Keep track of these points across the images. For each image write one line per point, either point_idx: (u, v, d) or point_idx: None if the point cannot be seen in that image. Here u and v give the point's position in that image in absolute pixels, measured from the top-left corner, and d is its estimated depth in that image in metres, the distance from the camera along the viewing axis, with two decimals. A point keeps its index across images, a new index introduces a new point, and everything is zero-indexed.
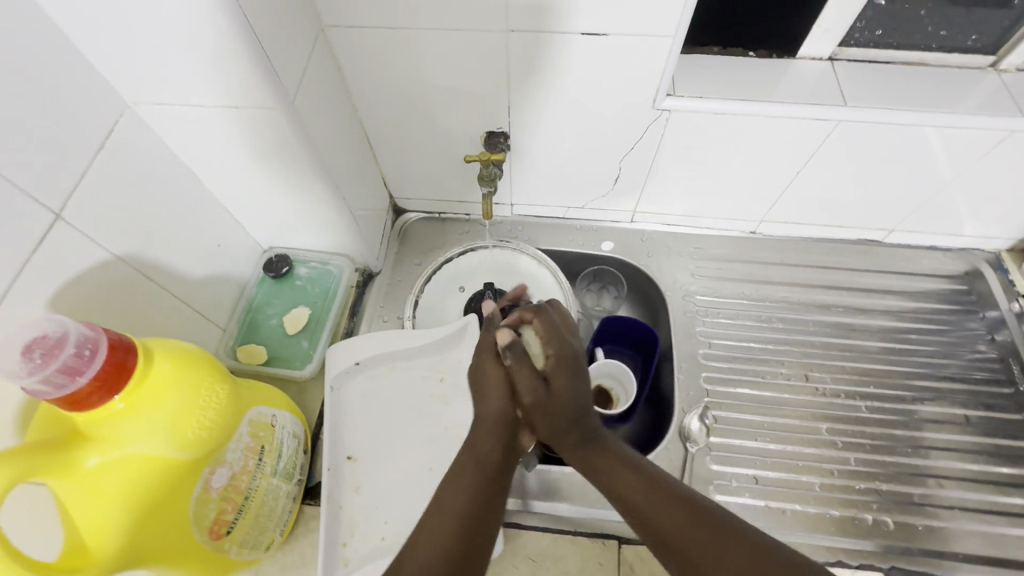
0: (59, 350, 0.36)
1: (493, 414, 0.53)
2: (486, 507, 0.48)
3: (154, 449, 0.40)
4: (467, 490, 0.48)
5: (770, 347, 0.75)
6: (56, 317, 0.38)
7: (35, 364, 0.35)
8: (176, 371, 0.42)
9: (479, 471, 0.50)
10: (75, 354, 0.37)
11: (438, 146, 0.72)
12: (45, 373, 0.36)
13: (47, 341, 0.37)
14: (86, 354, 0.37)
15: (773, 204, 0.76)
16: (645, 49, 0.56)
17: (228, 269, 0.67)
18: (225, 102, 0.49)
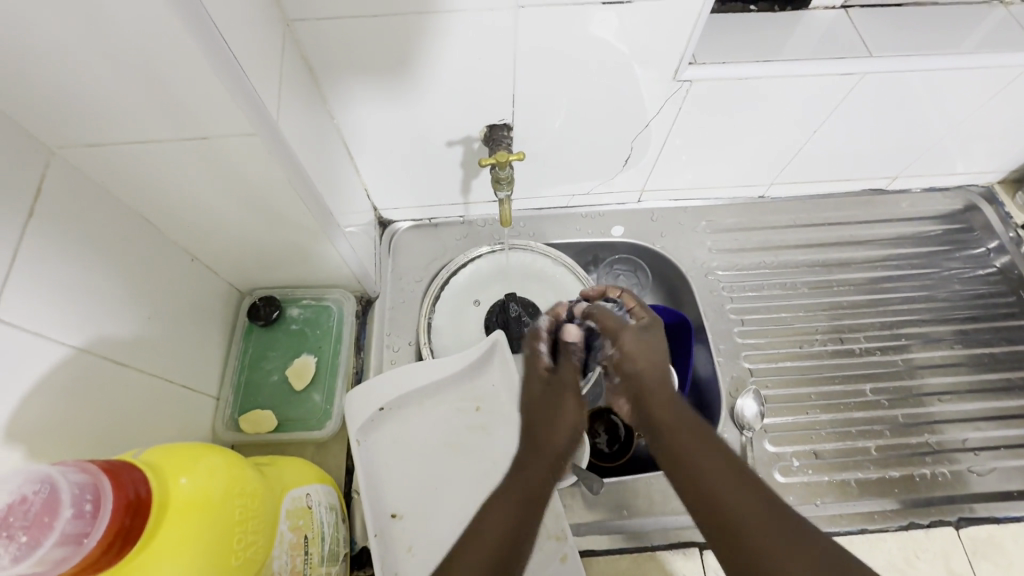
0: (49, 517, 0.26)
1: (547, 457, 0.47)
2: (524, 532, 0.42)
3: None
4: (508, 506, 0.43)
5: (803, 314, 0.73)
6: (15, 468, 0.27)
7: (23, 545, 0.26)
8: (202, 504, 0.33)
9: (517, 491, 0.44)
10: (78, 513, 0.27)
11: (432, 148, 0.63)
12: (43, 550, 0.26)
13: (26, 506, 0.26)
14: (91, 508, 0.28)
15: (786, 166, 0.73)
16: (670, 12, 0.49)
17: (205, 326, 0.56)
18: (186, 134, 0.39)
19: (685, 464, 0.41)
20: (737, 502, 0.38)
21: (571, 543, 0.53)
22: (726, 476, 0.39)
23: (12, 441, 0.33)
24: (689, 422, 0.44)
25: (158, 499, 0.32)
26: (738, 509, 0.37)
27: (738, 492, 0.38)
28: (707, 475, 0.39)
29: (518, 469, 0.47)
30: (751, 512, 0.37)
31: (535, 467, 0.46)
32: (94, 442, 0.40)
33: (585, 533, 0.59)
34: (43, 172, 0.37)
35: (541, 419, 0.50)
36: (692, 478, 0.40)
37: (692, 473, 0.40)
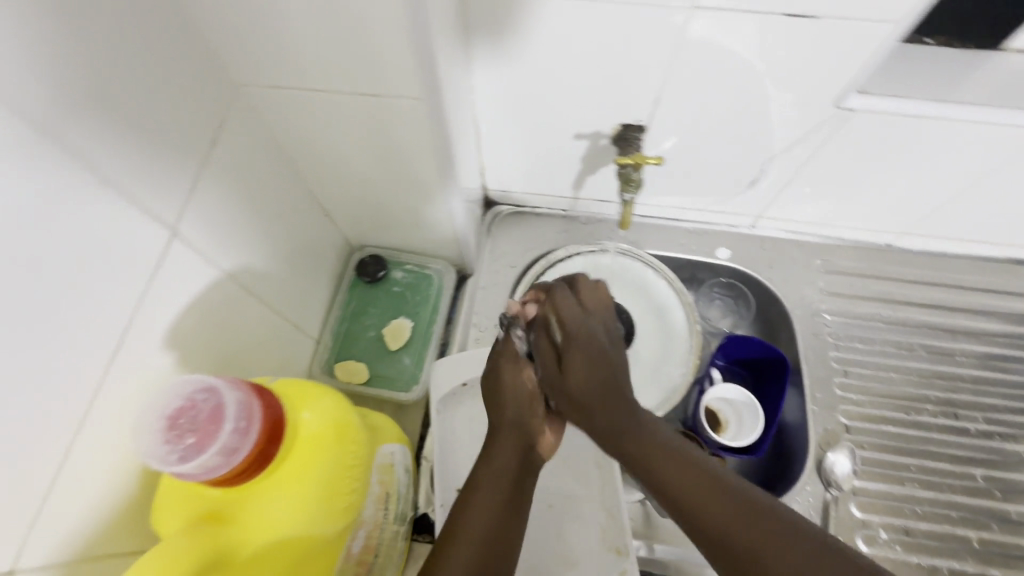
0: (214, 425, 0.29)
1: (522, 447, 0.45)
2: (510, 528, 0.42)
3: (309, 524, 0.33)
4: (488, 510, 0.42)
5: (914, 378, 0.68)
6: (191, 375, 0.30)
7: (188, 446, 0.28)
8: (319, 440, 0.35)
9: (499, 486, 0.43)
10: (234, 428, 0.29)
11: (559, 138, 0.62)
12: (201, 456, 0.28)
13: (196, 411, 0.29)
14: (244, 427, 0.30)
15: (927, 217, 0.67)
16: (857, 37, 0.46)
17: (318, 272, 0.58)
18: (358, 89, 0.40)
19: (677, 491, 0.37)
20: (726, 520, 0.35)
21: (631, 560, 0.51)
22: (713, 488, 0.36)
23: (170, 344, 0.36)
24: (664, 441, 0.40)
25: (288, 430, 0.34)
26: (735, 519, 0.35)
27: (734, 507, 0.35)
28: (719, 513, 0.35)
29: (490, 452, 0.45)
30: (745, 526, 0.34)
31: (504, 454, 0.44)
32: (224, 360, 0.43)
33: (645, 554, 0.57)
34: (228, 106, 0.40)
35: (515, 395, 0.46)
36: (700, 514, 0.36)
37: (682, 495, 0.37)
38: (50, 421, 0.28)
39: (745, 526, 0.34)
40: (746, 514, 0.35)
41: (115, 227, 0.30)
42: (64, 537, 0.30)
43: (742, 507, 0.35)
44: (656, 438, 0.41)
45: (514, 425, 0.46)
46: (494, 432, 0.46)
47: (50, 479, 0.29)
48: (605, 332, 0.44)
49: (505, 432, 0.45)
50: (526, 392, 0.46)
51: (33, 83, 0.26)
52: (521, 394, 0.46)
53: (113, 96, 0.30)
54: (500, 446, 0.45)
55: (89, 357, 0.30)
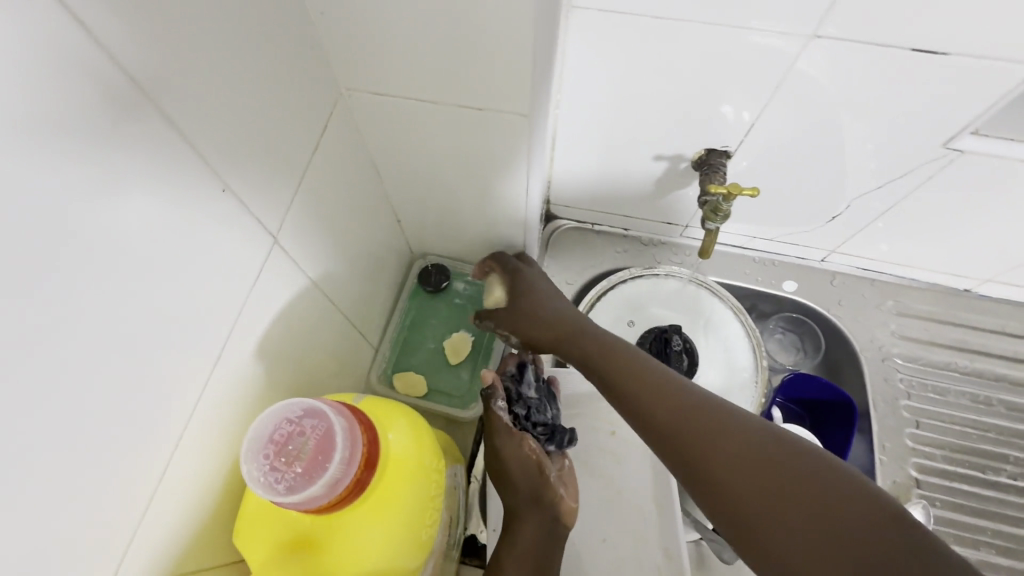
0: (323, 456, 0.31)
1: (543, 525, 0.45)
2: None
3: (397, 553, 0.33)
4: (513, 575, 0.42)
5: (991, 436, 0.64)
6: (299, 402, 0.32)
7: (299, 475, 0.30)
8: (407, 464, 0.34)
9: (520, 559, 0.43)
10: (343, 461, 0.30)
11: (637, 158, 0.60)
12: (309, 485, 0.29)
13: (307, 441, 0.31)
14: (351, 459, 0.31)
15: (1019, 266, 0.63)
16: (985, 77, 0.43)
17: (383, 279, 0.57)
18: (462, 102, 0.39)
19: (669, 436, 0.37)
20: (714, 463, 0.34)
21: None
22: (699, 431, 0.35)
23: (259, 356, 0.36)
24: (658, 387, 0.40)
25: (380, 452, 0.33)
26: (717, 463, 0.34)
27: (723, 449, 0.34)
28: (706, 453, 0.34)
29: (511, 533, 0.45)
30: (727, 469, 0.33)
31: (523, 534, 0.44)
32: (299, 369, 0.42)
33: None
34: (331, 111, 0.39)
35: (523, 468, 0.46)
36: (689, 458, 0.35)
37: (670, 439, 0.37)
38: (152, 436, 0.29)
39: (733, 473, 0.33)
40: (732, 455, 0.33)
41: (224, 237, 0.30)
42: (161, 548, 0.31)
43: (732, 451, 0.33)
44: (651, 382, 0.41)
45: (529, 502, 0.46)
46: (512, 513, 0.46)
47: (154, 489, 0.30)
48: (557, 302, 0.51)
49: (522, 511, 0.45)
50: (532, 459, 0.47)
51: (172, 85, 0.25)
52: (529, 467, 0.47)
53: (237, 106, 0.29)
54: (519, 526, 0.45)
55: (194, 364, 0.30)
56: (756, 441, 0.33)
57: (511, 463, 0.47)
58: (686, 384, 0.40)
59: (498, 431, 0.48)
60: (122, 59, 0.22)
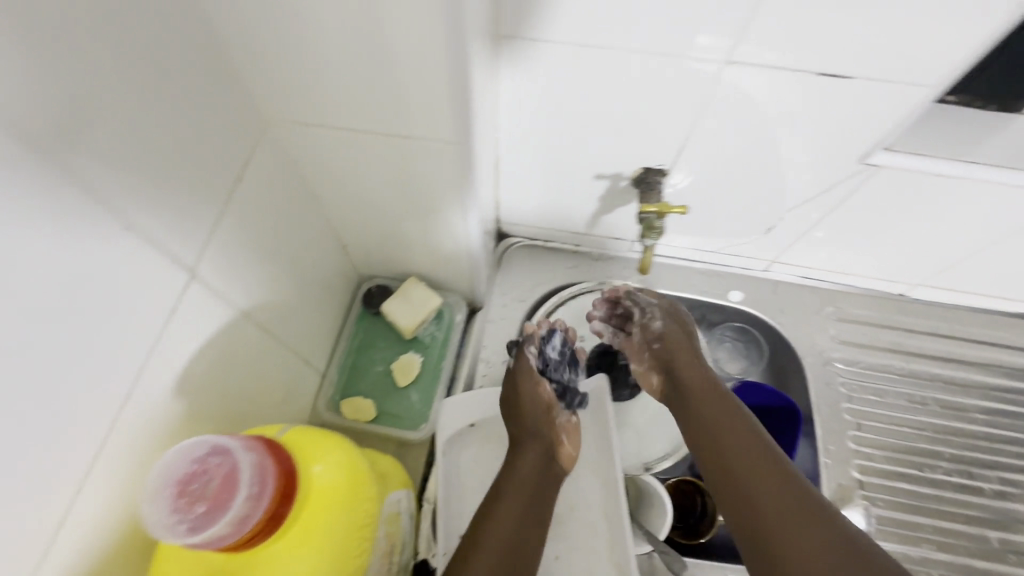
0: (229, 494, 0.31)
1: (535, 464, 0.53)
2: (529, 526, 0.49)
3: None
4: (513, 508, 0.49)
5: (927, 434, 0.67)
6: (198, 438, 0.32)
7: (203, 517, 0.30)
8: (333, 495, 0.35)
9: (520, 493, 0.51)
10: (250, 497, 0.31)
11: (579, 177, 0.62)
12: (215, 526, 0.30)
13: (209, 479, 0.31)
14: (259, 493, 0.32)
15: (943, 271, 0.67)
16: (889, 97, 0.46)
17: (327, 303, 0.57)
18: (389, 130, 0.39)
19: (727, 474, 0.50)
20: (773, 509, 0.46)
21: None
22: (784, 493, 0.46)
23: (180, 392, 0.36)
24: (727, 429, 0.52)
25: (301, 484, 0.34)
26: (771, 514, 0.45)
27: (786, 507, 0.45)
28: (768, 507, 0.46)
29: (512, 465, 0.53)
30: (786, 510, 0.45)
31: (525, 464, 0.53)
32: (230, 402, 0.41)
33: None
34: (256, 140, 0.39)
35: (535, 408, 0.55)
36: (760, 510, 0.46)
37: (744, 491, 0.48)
38: (53, 482, 0.28)
39: (776, 525, 0.45)
40: (789, 503, 0.45)
41: (133, 274, 0.30)
42: None
43: (807, 514, 0.44)
44: (730, 434, 0.52)
45: (536, 435, 0.55)
46: (518, 441, 0.55)
47: (53, 536, 0.28)
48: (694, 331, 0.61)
49: (528, 439, 0.54)
50: (546, 401, 0.56)
51: (64, 124, 0.24)
52: (540, 409, 0.56)
53: (144, 142, 0.29)
54: (521, 458, 0.53)
55: (103, 402, 0.30)
56: (792, 497, 0.46)
57: (527, 400, 0.56)
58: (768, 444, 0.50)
59: (523, 373, 0.58)
60: (6, 103, 0.22)
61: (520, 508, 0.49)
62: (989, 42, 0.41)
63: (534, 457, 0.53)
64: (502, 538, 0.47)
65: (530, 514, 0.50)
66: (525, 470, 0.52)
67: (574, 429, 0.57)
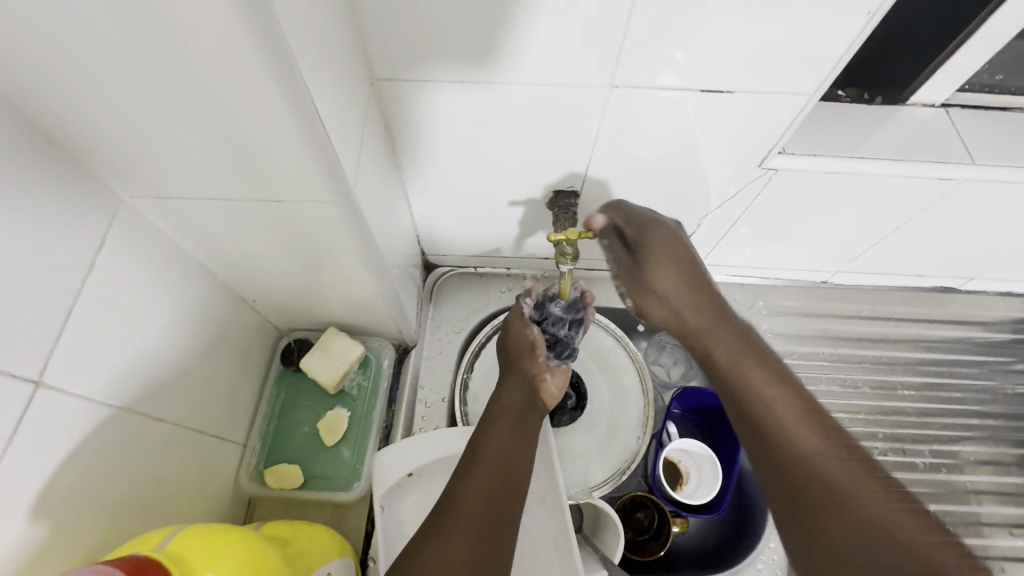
0: None
1: (519, 401, 0.54)
2: (521, 450, 0.48)
3: None
4: (504, 433, 0.49)
5: (861, 417, 0.69)
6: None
7: None
8: None
9: (508, 420, 0.51)
10: None
11: (495, 205, 0.61)
12: None
13: None
14: None
15: (857, 257, 0.69)
16: (770, 107, 0.47)
17: (240, 370, 0.54)
18: (260, 196, 0.37)
19: (771, 442, 0.36)
20: (829, 483, 0.32)
21: None
22: (842, 460, 0.33)
23: (40, 514, 0.32)
24: (775, 395, 0.37)
25: None
26: (831, 490, 0.32)
27: (847, 477, 0.32)
28: (821, 477, 0.33)
29: (500, 397, 0.54)
30: (845, 482, 0.32)
31: (513, 393, 0.55)
32: (118, 507, 0.38)
33: None
34: (110, 222, 0.37)
35: (520, 348, 0.59)
36: (809, 481, 0.33)
37: (790, 458, 0.34)
38: None
39: (835, 501, 0.31)
40: (853, 476, 0.32)
41: None
42: None
43: (865, 484, 0.32)
44: (776, 388, 0.38)
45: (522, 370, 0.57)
46: (505, 377, 0.57)
47: None
48: (686, 244, 0.47)
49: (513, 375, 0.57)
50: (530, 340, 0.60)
51: None
52: (524, 347, 0.60)
53: None
54: (509, 389, 0.55)
55: None
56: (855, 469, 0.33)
57: (513, 341, 0.60)
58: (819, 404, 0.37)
59: (515, 317, 0.61)
60: None
61: (509, 435, 0.49)
62: (848, 54, 0.42)
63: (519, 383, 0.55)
64: (500, 448, 0.47)
65: (525, 429, 0.51)
66: (512, 393, 0.54)
67: (561, 372, 0.60)
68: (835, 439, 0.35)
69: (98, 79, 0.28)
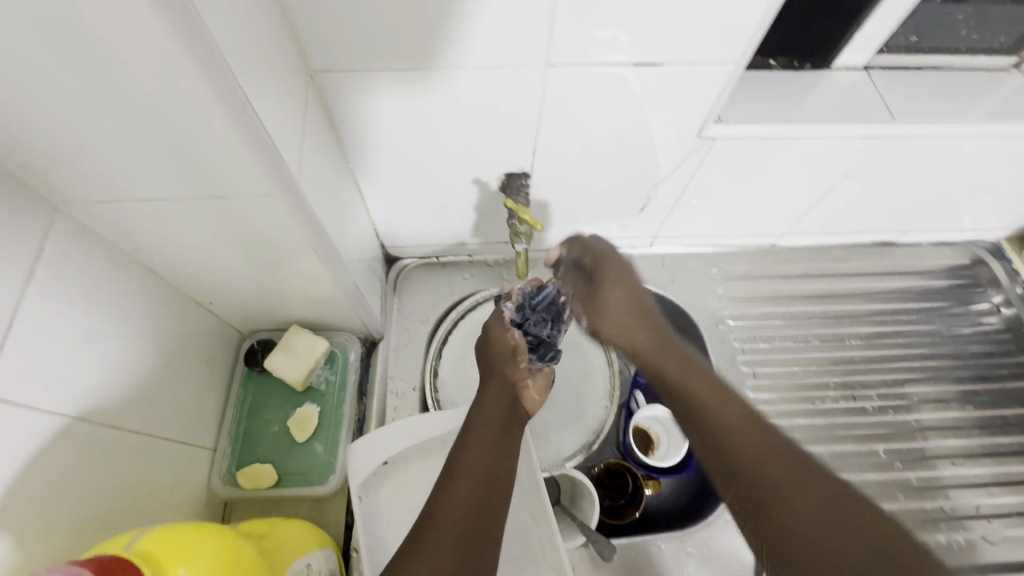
0: None
1: (500, 410, 0.51)
2: (501, 465, 0.46)
3: None
4: (482, 448, 0.47)
5: (814, 369, 0.73)
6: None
7: None
8: None
9: (488, 433, 0.49)
10: None
11: (449, 191, 0.61)
12: None
13: None
14: None
15: (800, 218, 0.73)
16: (701, 77, 0.49)
17: (202, 375, 0.53)
18: (201, 193, 0.37)
19: (721, 447, 0.41)
20: (769, 474, 0.38)
21: None
22: (779, 454, 0.39)
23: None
24: (719, 399, 0.44)
25: None
26: (768, 469, 0.38)
27: (786, 469, 0.37)
28: (761, 472, 0.38)
29: (480, 408, 0.52)
30: (781, 474, 0.37)
31: (494, 403, 0.52)
32: (82, 516, 0.37)
33: None
34: (46, 229, 0.36)
35: (500, 353, 0.56)
36: (749, 477, 0.38)
37: (735, 459, 0.40)
38: None
39: (777, 488, 0.37)
40: (793, 468, 0.37)
41: None
42: None
43: (795, 476, 0.37)
44: (716, 399, 0.44)
45: (502, 377, 0.54)
46: (485, 387, 0.54)
47: None
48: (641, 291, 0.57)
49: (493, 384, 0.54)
50: (511, 346, 0.57)
51: None
52: (504, 351, 0.57)
53: None
54: (489, 399, 0.52)
55: None
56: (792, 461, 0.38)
57: (494, 348, 0.57)
58: (759, 416, 0.42)
59: (494, 322, 0.59)
60: None
61: (489, 449, 0.47)
62: (767, 21, 0.44)
63: (500, 393, 0.53)
64: (480, 464, 0.46)
65: (510, 440, 0.49)
66: (495, 404, 0.51)
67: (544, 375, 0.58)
68: (765, 431, 0.41)
69: (14, 76, 0.28)
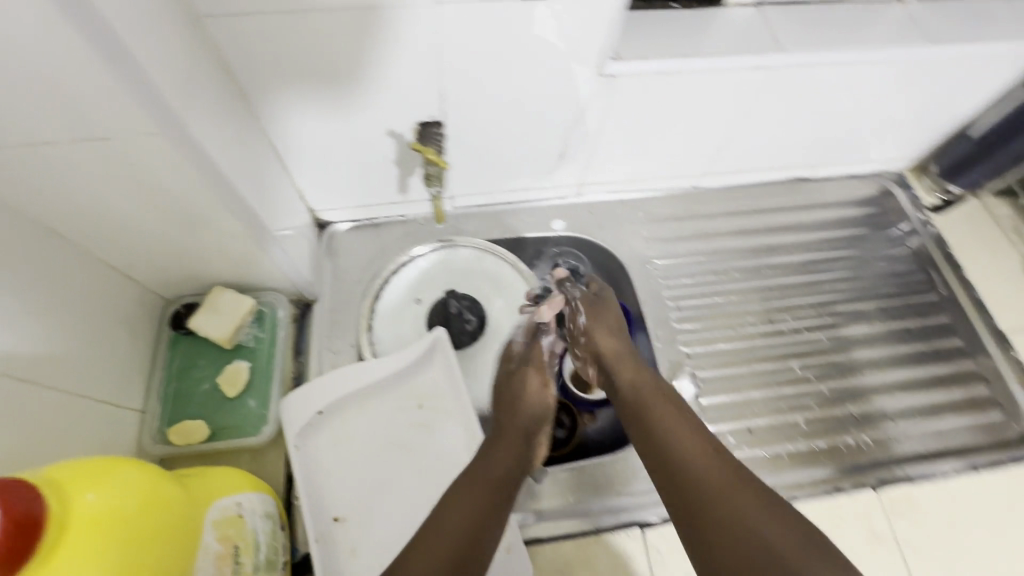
0: None
1: (499, 471, 0.51)
2: (488, 521, 0.46)
3: None
4: (473, 501, 0.47)
5: (736, 299, 0.77)
6: None
7: None
8: (108, 515, 0.35)
9: (482, 486, 0.48)
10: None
11: (366, 144, 0.62)
12: None
13: None
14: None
15: (714, 157, 0.76)
16: (589, 11, 0.51)
17: (125, 338, 0.53)
18: (83, 135, 0.37)
19: (682, 475, 0.45)
20: (730, 505, 0.41)
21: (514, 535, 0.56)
22: (733, 478, 0.43)
23: None
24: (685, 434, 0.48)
25: (62, 513, 0.33)
26: (729, 511, 0.41)
27: (739, 489, 0.42)
28: (717, 491, 0.42)
29: (486, 458, 0.52)
30: (740, 500, 0.41)
31: (500, 457, 0.52)
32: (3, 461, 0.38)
33: (533, 522, 0.60)
34: None
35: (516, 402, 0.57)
36: (705, 496, 0.42)
37: (694, 479, 0.44)
38: None
39: (736, 509, 0.41)
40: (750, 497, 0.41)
41: None
42: None
43: (748, 492, 0.42)
44: (683, 433, 0.48)
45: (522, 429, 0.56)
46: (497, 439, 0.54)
47: None
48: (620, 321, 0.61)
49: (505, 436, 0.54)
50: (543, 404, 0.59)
51: None
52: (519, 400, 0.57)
53: None
54: (496, 455, 0.52)
55: None
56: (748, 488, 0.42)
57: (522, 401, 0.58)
58: (722, 449, 0.46)
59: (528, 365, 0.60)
60: None
61: (480, 506, 0.47)
62: None
63: (510, 453, 0.53)
64: (468, 512, 0.46)
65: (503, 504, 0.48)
66: (502, 464, 0.51)
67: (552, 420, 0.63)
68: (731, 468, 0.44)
69: None
